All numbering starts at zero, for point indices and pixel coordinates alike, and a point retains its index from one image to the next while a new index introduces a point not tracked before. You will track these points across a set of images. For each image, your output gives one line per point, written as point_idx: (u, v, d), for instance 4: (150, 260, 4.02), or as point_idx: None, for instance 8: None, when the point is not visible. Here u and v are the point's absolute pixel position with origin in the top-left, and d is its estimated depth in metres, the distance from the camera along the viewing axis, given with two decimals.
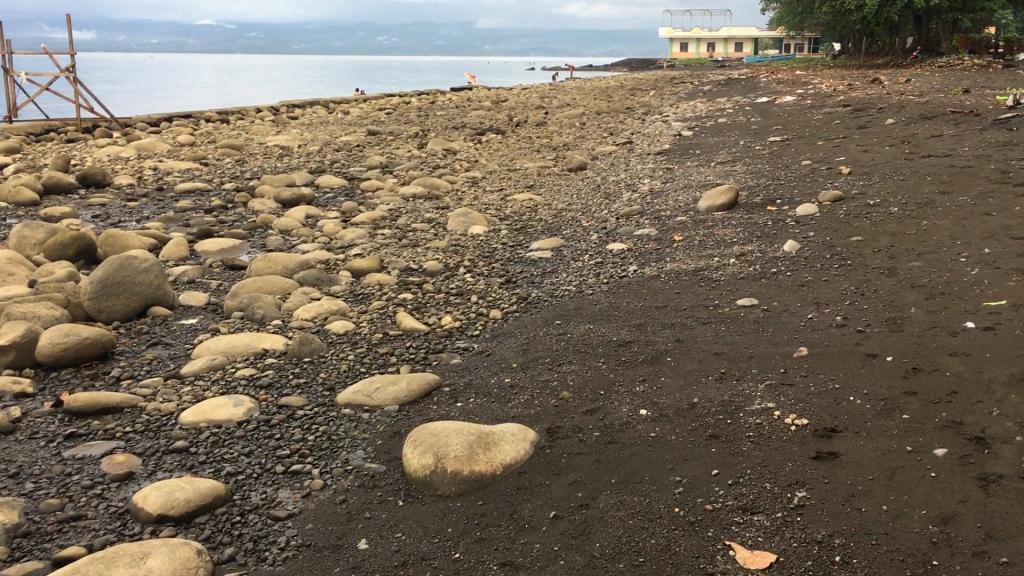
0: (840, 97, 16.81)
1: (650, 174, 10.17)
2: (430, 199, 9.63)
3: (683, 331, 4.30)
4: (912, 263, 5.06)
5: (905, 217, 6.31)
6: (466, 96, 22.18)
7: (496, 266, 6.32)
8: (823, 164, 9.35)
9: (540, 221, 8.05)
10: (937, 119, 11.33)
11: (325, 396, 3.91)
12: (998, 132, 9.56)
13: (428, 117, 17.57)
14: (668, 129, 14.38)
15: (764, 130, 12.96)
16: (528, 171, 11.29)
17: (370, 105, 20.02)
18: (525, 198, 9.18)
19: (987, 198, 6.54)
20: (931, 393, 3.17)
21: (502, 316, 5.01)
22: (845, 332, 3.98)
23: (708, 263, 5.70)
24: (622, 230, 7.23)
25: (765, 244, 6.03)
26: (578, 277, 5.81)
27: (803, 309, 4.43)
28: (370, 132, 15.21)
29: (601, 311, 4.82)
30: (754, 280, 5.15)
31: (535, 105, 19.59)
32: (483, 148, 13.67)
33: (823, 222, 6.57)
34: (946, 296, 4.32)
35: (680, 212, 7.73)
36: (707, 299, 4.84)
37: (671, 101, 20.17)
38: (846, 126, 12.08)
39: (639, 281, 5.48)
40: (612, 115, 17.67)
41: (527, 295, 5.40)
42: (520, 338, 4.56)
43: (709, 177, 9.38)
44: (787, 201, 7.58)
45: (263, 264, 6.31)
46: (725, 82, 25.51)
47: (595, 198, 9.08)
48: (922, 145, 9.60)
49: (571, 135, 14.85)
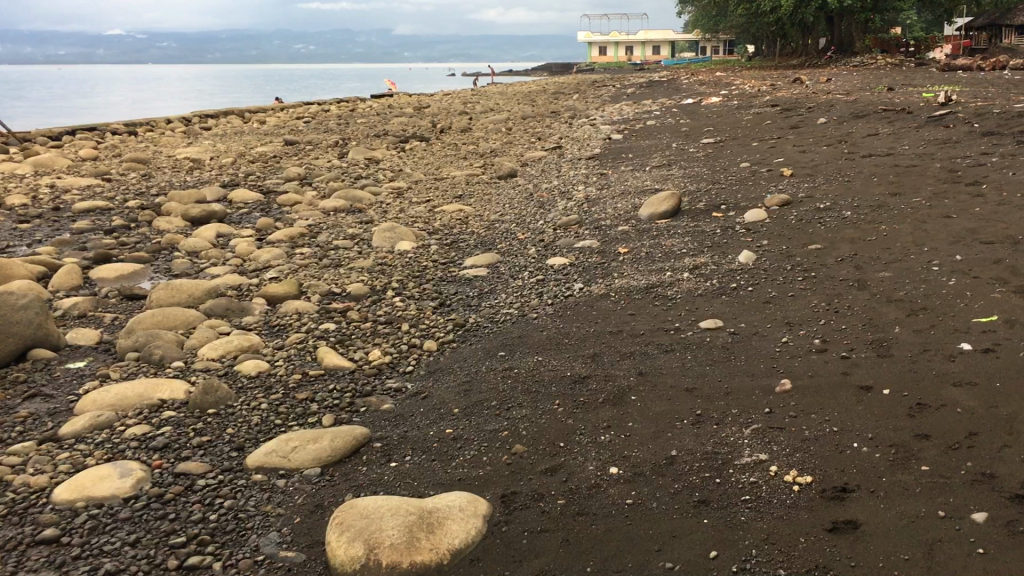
0: (767, 97, 16.69)
1: (584, 180, 9.72)
2: (353, 213, 9.01)
3: (645, 362, 3.81)
4: (880, 273, 4.67)
5: (861, 222, 5.97)
6: (387, 103, 21.53)
7: (428, 287, 5.75)
8: (762, 165, 9.03)
9: (472, 234, 7.52)
10: (868, 118, 11.16)
11: (233, 461, 3.30)
12: (934, 129, 9.37)
13: (348, 125, 16.89)
14: (597, 133, 13.99)
15: (696, 132, 12.67)
16: (455, 180, 10.75)
17: (287, 113, 19.21)
18: (455, 209, 8.64)
19: (942, 200, 6.23)
20: (947, 436, 2.73)
21: (439, 348, 4.46)
22: (828, 360, 3.53)
23: (660, 278, 5.23)
24: (561, 242, 6.74)
25: (718, 255, 5.60)
26: (519, 297, 5.30)
27: (775, 331, 3.98)
28: (287, 142, 14.46)
29: (549, 340, 4.30)
30: (713, 297, 4.69)
31: (459, 111, 19.08)
32: (407, 157, 13.07)
33: (775, 228, 6.19)
34: (929, 312, 3.92)
35: (620, 221, 7.28)
36: (665, 321, 4.35)
37: (596, 104, 19.84)
38: (779, 126, 11.85)
39: (587, 301, 4.99)
40: (537, 119, 17.24)
41: (465, 321, 4.86)
42: (460, 374, 4.02)
43: (646, 183, 8.96)
44: (732, 206, 7.18)
45: (165, 293, 5.62)
46: (647, 85, 25.34)
47: (528, 207, 8.59)
48: (860, 144, 9.36)
49: (498, 141, 14.37)
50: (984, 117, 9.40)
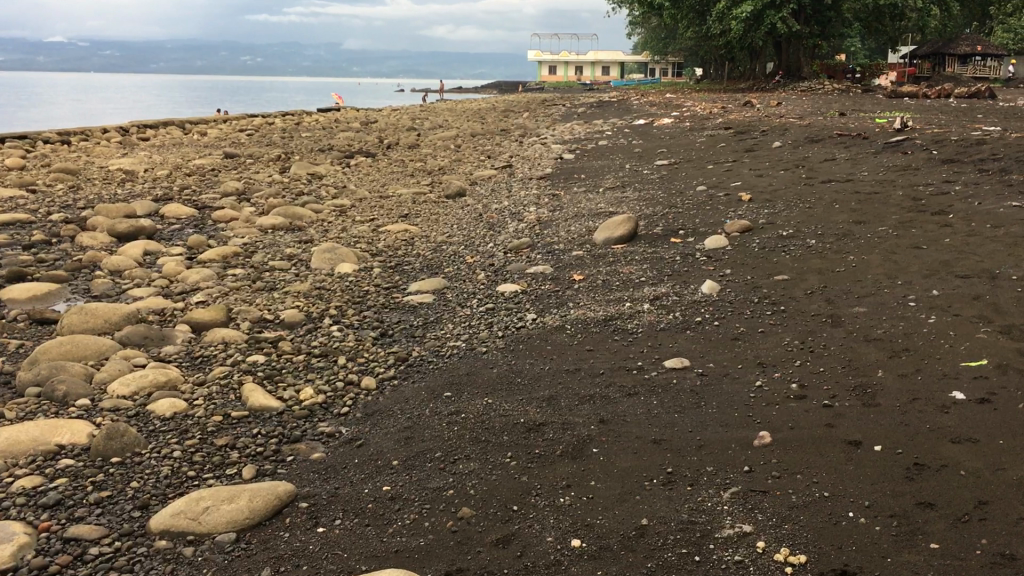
0: (719, 119, 16.59)
1: (536, 201, 9.39)
2: (293, 232, 8.55)
3: (606, 407, 3.44)
4: (854, 309, 4.38)
5: (827, 251, 5.71)
6: (334, 117, 21.03)
7: (369, 315, 5.34)
8: (719, 189, 8.79)
9: (418, 257, 7.12)
10: (823, 143, 11.03)
11: (136, 523, 2.84)
12: (890, 156, 9.23)
13: (292, 139, 16.37)
14: (548, 152, 13.71)
15: (649, 153, 12.44)
16: (401, 198, 10.34)
17: (229, 125, 18.62)
18: (400, 230, 8.23)
19: (908, 230, 6.01)
20: (955, 506, 2.40)
21: (379, 386, 4.05)
22: (809, 409, 3.20)
23: (618, 309, 4.89)
24: (512, 267, 6.37)
25: (679, 284, 5.27)
26: (467, 328, 4.91)
27: (747, 373, 3.65)
28: (227, 155, 13.90)
29: (499, 379, 3.92)
30: (677, 333, 4.35)
31: (407, 126, 18.68)
32: (352, 173, 12.62)
33: (737, 256, 5.90)
34: (911, 355, 3.63)
35: (573, 245, 6.95)
36: (626, 360, 3.99)
37: (547, 123, 19.58)
38: (733, 149, 11.67)
39: (541, 333, 4.63)
40: (487, 137, 16.92)
41: (408, 355, 4.45)
42: (401, 418, 3.61)
43: (599, 205, 8.66)
44: (691, 231, 6.90)
45: (78, 317, 5.11)
46: (597, 105, 25.21)
47: (478, 228, 8.22)
48: (817, 169, 9.19)
49: (447, 158, 14.00)
50: (940, 145, 9.30)
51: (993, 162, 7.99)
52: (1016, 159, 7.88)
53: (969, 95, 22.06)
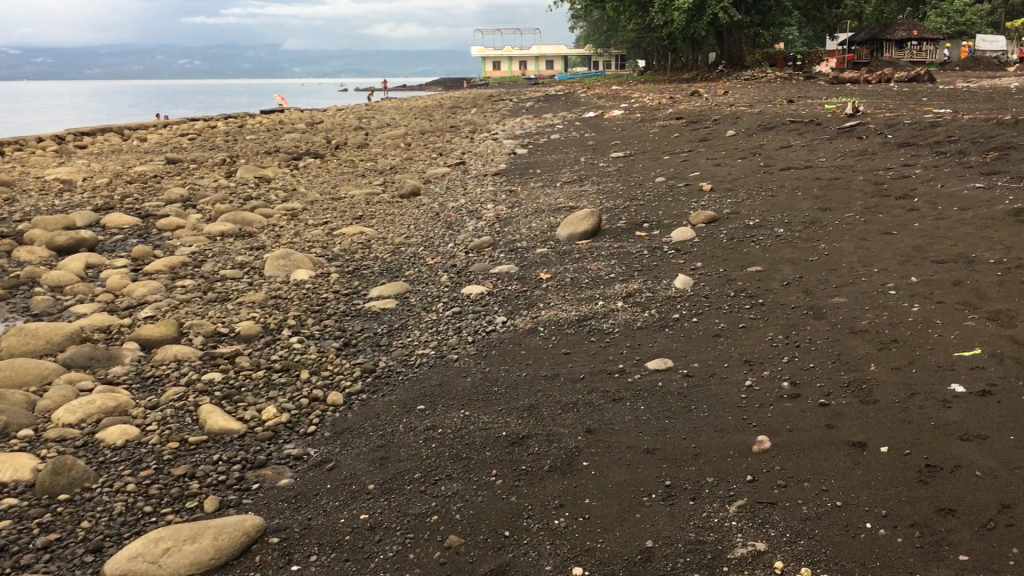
0: (669, 109, 16.54)
1: (493, 198, 9.19)
2: (243, 238, 8.24)
3: (591, 416, 3.25)
4: (834, 300, 4.25)
5: (797, 240, 5.60)
6: (279, 118, 20.60)
7: (330, 324, 5.09)
8: (678, 179, 8.68)
9: (375, 260, 6.87)
10: (777, 129, 10.99)
11: (90, 569, 2.59)
12: (846, 141, 9.19)
13: (237, 142, 15.96)
14: (500, 147, 13.51)
15: (603, 145, 12.31)
16: (354, 199, 10.07)
17: (170, 130, 18.11)
18: (356, 232, 7.98)
19: (876, 215, 5.92)
20: (976, 512, 2.26)
21: (346, 401, 3.82)
22: (805, 408, 3.05)
23: (591, 308, 4.71)
24: (476, 267, 6.17)
25: (650, 280, 5.11)
26: (434, 333, 4.70)
27: (734, 372, 3.49)
28: (169, 160, 13.48)
29: (475, 389, 3.71)
30: (655, 332, 4.18)
31: (355, 125, 18.34)
32: (301, 175, 12.29)
33: (705, 248, 5.77)
34: (902, 346, 3.50)
35: (536, 242, 6.76)
36: (606, 362, 3.81)
37: (496, 119, 19.36)
38: (688, 139, 11.59)
39: (513, 337, 4.43)
40: (437, 134, 16.66)
41: (375, 366, 4.23)
42: (373, 435, 3.39)
43: (558, 200, 8.49)
44: (655, 224, 6.75)
45: (18, 339, 4.79)
46: (545, 98, 25.08)
47: (435, 228, 7.99)
48: (774, 156, 9.12)
49: (398, 157, 13.73)
50: (895, 128, 9.29)
51: (950, 143, 7.97)
52: (973, 140, 7.87)
53: (910, 78, 22.32)
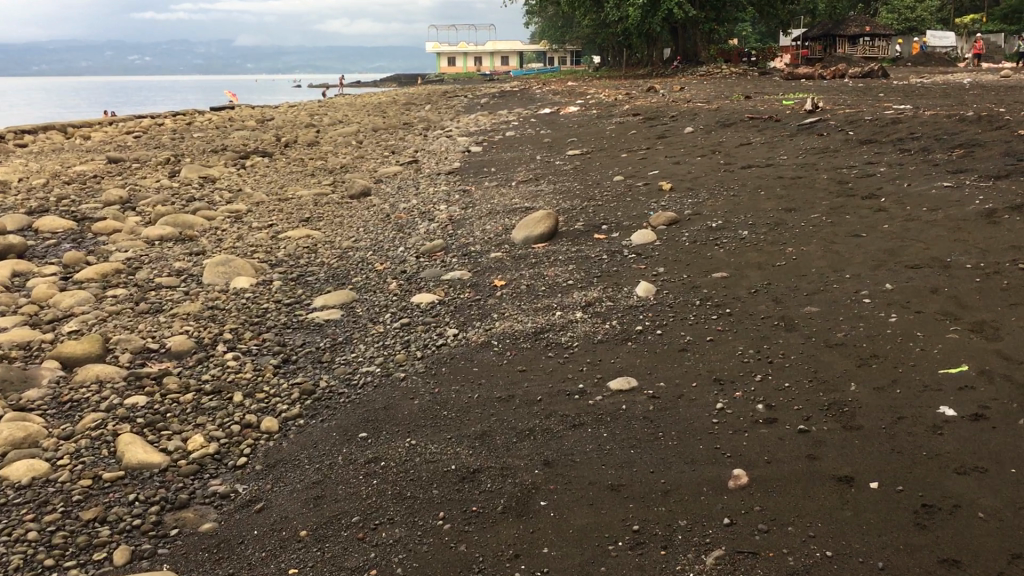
0: (626, 105, 16.35)
1: (446, 198, 8.86)
2: (183, 243, 7.83)
3: (550, 445, 2.95)
4: (806, 309, 4.01)
5: (763, 243, 5.36)
6: (228, 115, 20.03)
7: (269, 338, 4.74)
8: (637, 178, 8.43)
9: (321, 266, 6.52)
10: (736, 126, 10.80)
11: None
12: (807, 138, 9.02)
13: (182, 140, 15.43)
14: (455, 145, 13.19)
15: (560, 143, 12.05)
16: (302, 200, 9.69)
17: (113, 128, 17.49)
18: (302, 236, 7.61)
19: (842, 216, 5.71)
20: (984, 564, 2.01)
21: (282, 427, 3.47)
22: (783, 436, 2.78)
23: (548, 319, 4.42)
24: (427, 274, 5.85)
25: (611, 288, 4.83)
26: (381, 348, 4.38)
27: (704, 393, 3.21)
28: (110, 160, 12.93)
29: (422, 413, 3.40)
30: (617, 346, 3.90)
31: (305, 122, 17.87)
32: (248, 174, 11.85)
33: (667, 252, 5.51)
34: (882, 362, 3.25)
35: (491, 246, 6.46)
36: (565, 382, 3.52)
37: (450, 115, 19.00)
38: (645, 135, 11.38)
39: (465, 352, 4.13)
40: (390, 132, 16.27)
41: (315, 386, 3.89)
42: (308, 468, 3.05)
43: (514, 200, 8.20)
44: (615, 226, 6.49)
45: None
46: (501, 95, 24.78)
47: (386, 230, 7.66)
48: (734, 154, 8.92)
49: (349, 155, 13.35)
50: (855, 125, 9.15)
51: (912, 141, 7.82)
52: (936, 138, 7.72)
53: (864, 74, 22.36)
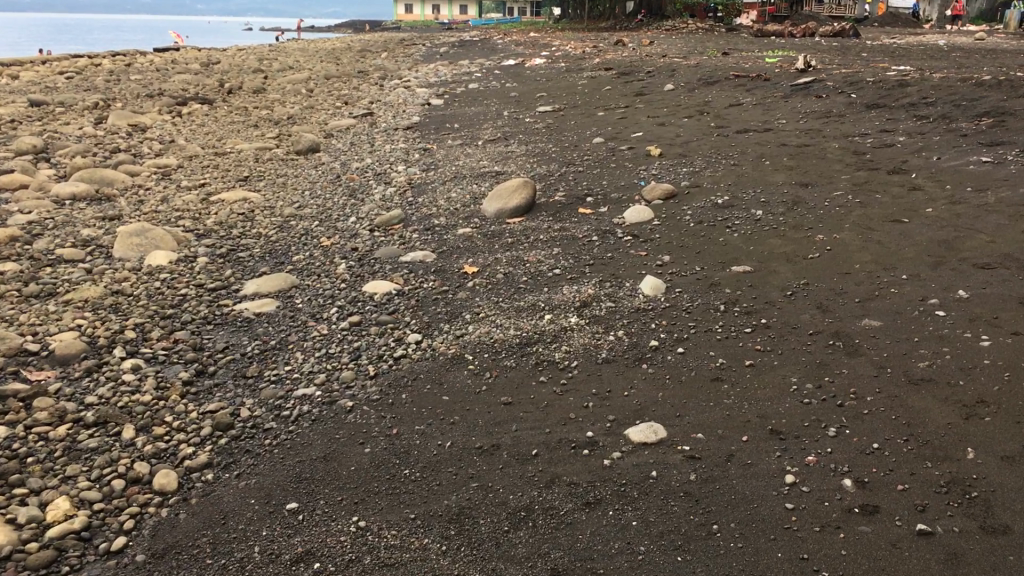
0: (597, 58, 15.38)
1: (404, 158, 7.88)
2: (99, 204, 6.76)
3: (557, 540, 2.07)
4: (865, 323, 3.17)
5: (784, 226, 4.53)
6: (172, 57, 18.66)
7: (181, 338, 3.79)
8: (618, 140, 7.56)
9: (257, 239, 5.54)
10: (720, 85, 9.91)
11: None
12: (804, 100, 8.16)
13: (117, 82, 14.18)
14: (413, 97, 12.15)
15: (529, 97, 11.09)
16: (241, 155, 8.65)
17: (41, 67, 16.08)
18: (238, 200, 6.62)
19: (872, 195, 4.89)
20: None
21: (181, 486, 2.55)
22: (897, 540, 1.93)
23: (535, 325, 3.54)
24: (382, 253, 4.92)
25: (608, 281, 3.96)
26: (322, 358, 3.45)
27: (761, 456, 2.35)
28: (31, 103, 11.67)
29: (375, 471, 2.50)
30: (628, 371, 3.03)
31: (253, 67, 16.63)
32: (184, 124, 10.72)
33: (670, 234, 4.65)
34: (997, 413, 2.42)
35: (456, 219, 5.54)
36: (567, 426, 2.65)
37: (408, 64, 17.79)
38: (622, 92, 10.48)
39: (433, 369, 3.23)
40: (343, 80, 15.11)
41: (233, 418, 2.96)
42: (211, 564, 2.14)
43: (481, 162, 7.28)
44: (601, 198, 5.61)
45: None
46: (460, 44, 23.60)
47: (336, 195, 6.69)
48: (725, 115, 8.06)
49: (297, 104, 12.24)
50: (856, 86, 8.34)
51: (927, 107, 7.02)
52: (954, 104, 6.92)
53: (834, 33, 21.40)
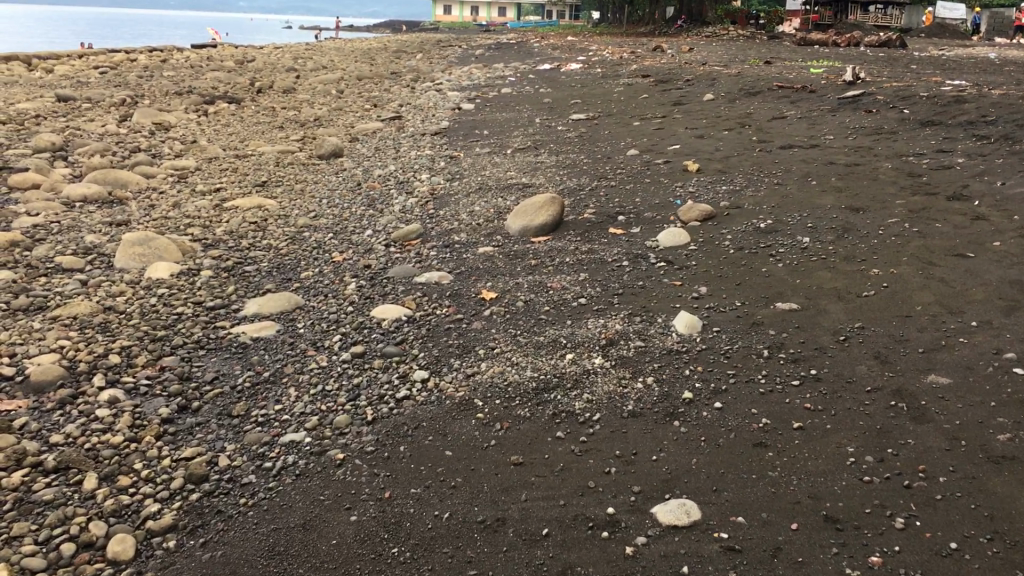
0: (635, 64, 15.00)
1: (430, 166, 7.55)
2: (110, 208, 6.50)
3: None
4: (931, 380, 2.78)
5: (834, 256, 4.13)
6: (207, 54, 18.51)
7: (169, 365, 3.46)
8: (654, 152, 7.18)
9: (267, 251, 5.23)
10: (763, 96, 9.49)
11: None
12: (852, 115, 7.72)
13: (148, 79, 14.01)
14: (444, 100, 11.83)
15: (563, 104, 10.74)
16: (263, 158, 8.37)
17: (74, 61, 15.95)
18: (253, 207, 6.32)
19: (930, 223, 4.49)
20: None
21: (138, 554, 2.21)
22: None
23: (555, 366, 3.18)
24: (396, 272, 4.58)
25: (638, 316, 3.59)
26: (316, 397, 3.11)
27: (815, 553, 1.98)
28: (58, 98, 11.48)
29: (359, 548, 2.15)
30: (657, 429, 2.65)
31: (286, 66, 16.42)
32: (209, 123, 10.48)
33: (707, 262, 4.27)
34: None
35: (478, 236, 5.19)
36: (586, 500, 2.28)
37: (441, 67, 17.48)
38: (659, 100, 10.10)
39: (437, 416, 2.87)
40: (374, 82, 14.84)
41: (209, 468, 2.62)
42: None
43: (508, 172, 6.93)
44: (634, 217, 5.23)
45: None
46: (496, 47, 23.32)
47: (355, 204, 6.37)
48: (767, 129, 7.65)
49: (326, 106, 11.98)
50: (909, 101, 7.88)
51: (986, 126, 6.58)
52: (1016, 123, 6.47)
53: (879, 43, 20.85)
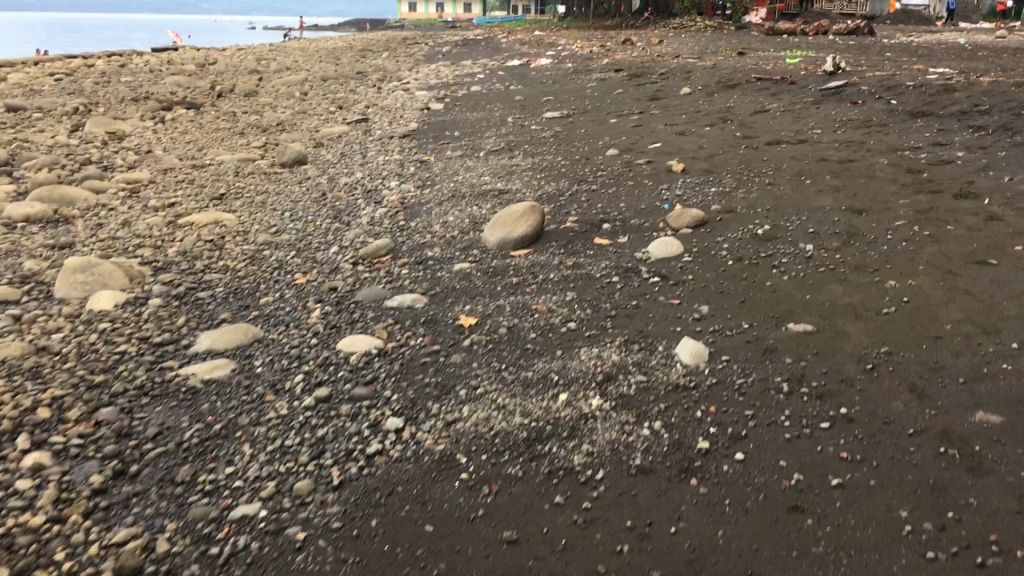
0: (606, 58, 14.64)
1: (399, 171, 7.13)
2: (55, 228, 6.03)
3: None
4: (979, 418, 2.42)
5: (844, 266, 3.77)
6: (166, 57, 17.92)
7: (106, 419, 3.03)
8: (635, 151, 6.81)
9: (223, 274, 4.80)
10: (742, 88, 9.16)
11: None
12: (839, 107, 7.38)
13: (103, 84, 13.46)
14: (412, 100, 11.40)
15: (535, 101, 10.34)
16: (221, 167, 7.92)
17: (25, 67, 15.32)
18: (209, 223, 5.88)
19: (942, 225, 4.15)
20: None
21: None
22: None
23: (548, 409, 2.79)
24: (364, 295, 4.18)
25: (637, 344, 3.21)
26: (274, 455, 2.69)
27: None
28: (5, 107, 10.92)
29: None
30: (673, 489, 2.27)
31: (247, 68, 15.90)
32: (165, 131, 9.98)
33: (705, 275, 3.90)
34: None
35: (453, 251, 4.79)
36: None
37: (408, 65, 17.05)
38: (636, 95, 9.75)
39: (415, 478, 2.47)
40: (339, 82, 14.35)
41: (145, 557, 2.20)
42: None
43: (481, 178, 6.53)
44: (620, 225, 4.85)
45: None
46: (464, 43, 22.90)
47: (319, 216, 5.95)
48: (752, 123, 7.31)
49: (289, 109, 11.51)
50: (896, 91, 7.57)
51: (982, 116, 6.27)
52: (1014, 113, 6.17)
53: (848, 31, 20.65)
